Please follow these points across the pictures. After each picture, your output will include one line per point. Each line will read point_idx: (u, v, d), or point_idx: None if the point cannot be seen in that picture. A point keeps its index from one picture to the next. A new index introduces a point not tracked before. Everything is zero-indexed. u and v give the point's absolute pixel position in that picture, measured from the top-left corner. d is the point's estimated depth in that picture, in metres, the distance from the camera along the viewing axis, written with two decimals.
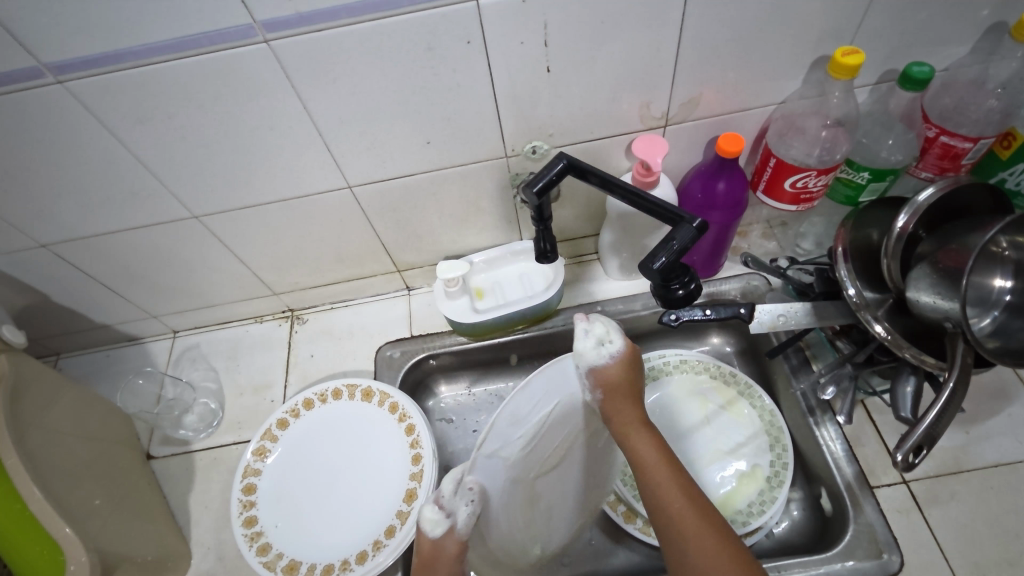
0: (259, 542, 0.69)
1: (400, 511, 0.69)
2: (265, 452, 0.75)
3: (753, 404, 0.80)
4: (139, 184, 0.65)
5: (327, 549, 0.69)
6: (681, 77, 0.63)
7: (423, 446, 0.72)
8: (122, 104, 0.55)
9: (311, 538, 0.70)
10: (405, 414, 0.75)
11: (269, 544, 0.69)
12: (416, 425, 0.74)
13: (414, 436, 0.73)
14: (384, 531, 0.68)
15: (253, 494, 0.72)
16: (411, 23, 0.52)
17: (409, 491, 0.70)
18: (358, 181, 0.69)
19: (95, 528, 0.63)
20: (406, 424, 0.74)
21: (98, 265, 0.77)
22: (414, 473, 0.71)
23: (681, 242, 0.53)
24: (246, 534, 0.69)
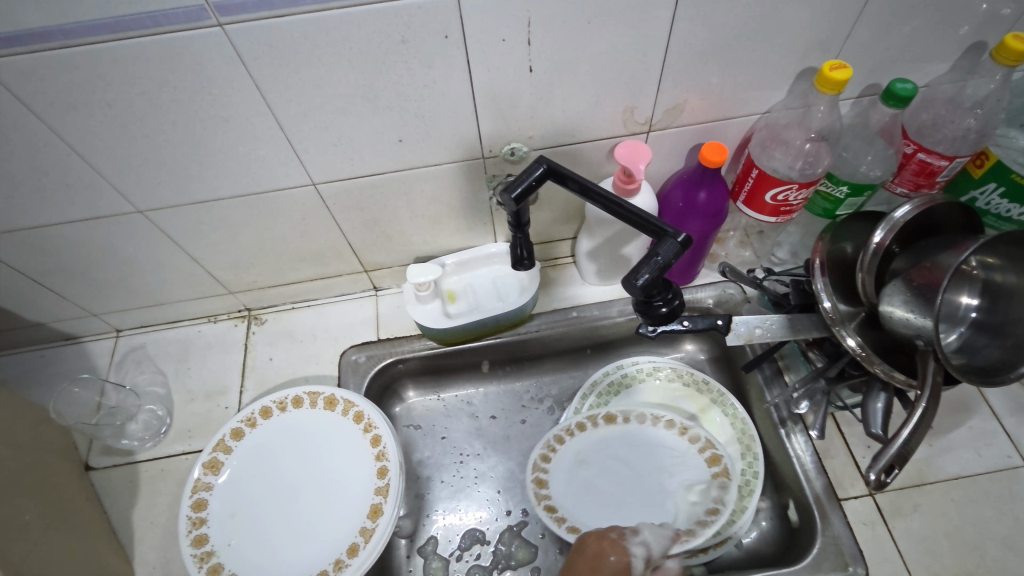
0: (210, 562, 0.64)
1: (364, 528, 0.66)
2: (217, 465, 0.70)
3: (726, 412, 0.79)
4: (75, 175, 0.58)
5: (286, 569, 0.65)
6: (667, 83, 0.61)
7: (390, 459, 0.69)
8: (51, 87, 0.49)
9: (268, 558, 0.65)
10: (371, 424, 0.71)
11: (221, 565, 0.64)
12: (382, 437, 0.70)
13: (380, 448, 0.70)
14: (347, 550, 0.65)
15: (203, 511, 0.67)
16: (383, 14, 0.47)
17: (374, 506, 0.66)
18: (323, 178, 0.64)
19: (21, 554, 0.57)
20: (371, 435, 0.71)
21: (28, 260, 0.70)
22: (379, 487, 0.67)
23: (665, 257, 0.51)
24: (196, 555, 0.64)
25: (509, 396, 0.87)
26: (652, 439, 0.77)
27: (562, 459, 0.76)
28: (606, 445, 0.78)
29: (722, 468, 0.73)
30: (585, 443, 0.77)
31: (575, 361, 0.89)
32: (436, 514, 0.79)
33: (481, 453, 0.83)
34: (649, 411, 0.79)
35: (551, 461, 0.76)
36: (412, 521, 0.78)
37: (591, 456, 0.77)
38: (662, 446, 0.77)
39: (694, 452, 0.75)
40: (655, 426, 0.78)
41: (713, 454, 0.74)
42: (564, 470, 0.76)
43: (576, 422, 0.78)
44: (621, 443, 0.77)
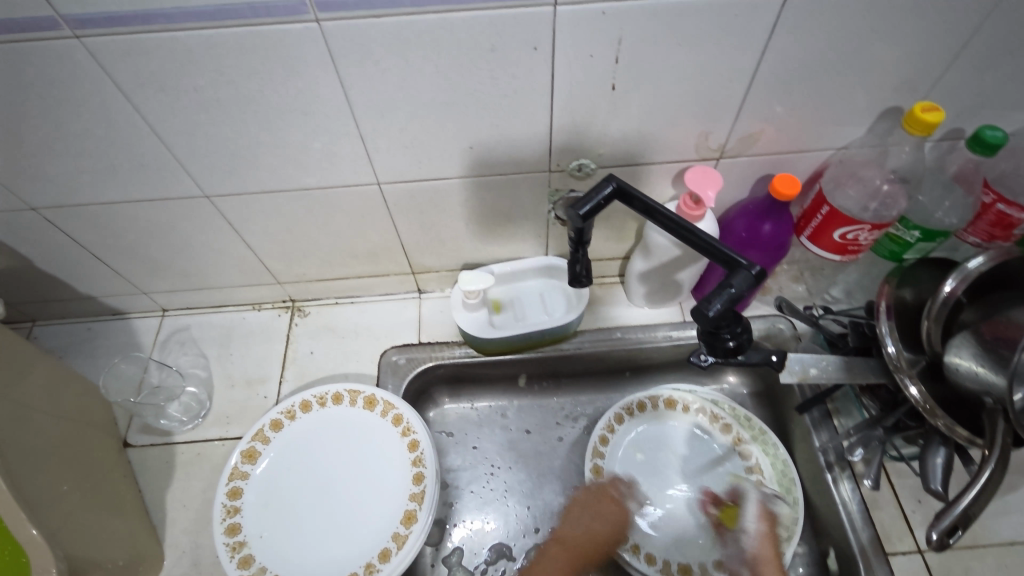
0: (241, 553, 0.64)
1: (396, 534, 0.65)
2: (254, 455, 0.70)
3: (767, 451, 0.77)
4: (151, 156, 0.59)
5: (316, 567, 0.64)
6: (746, 111, 0.60)
7: (427, 466, 0.68)
8: (143, 69, 0.49)
9: (297, 554, 0.65)
10: (410, 428, 0.70)
11: (251, 557, 0.64)
12: (421, 442, 0.70)
13: (417, 453, 0.69)
14: (378, 554, 0.64)
15: (238, 499, 0.67)
16: (477, 20, 0.47)
17: (408, 512, 0.66)
18: (388, 179, 0.65)
19: (64, 527, 0.57)
20: (410, 439, 0.70)
21: (91, 235, 0.71)
22: (415, 492, 0.67)
23: (738, 288, 0.50)
24: (228, 544, 0.64)
25: (544, 412, 0.86)
26: (707, 447, 0.80)
27: (617, 442, 0.80)
28: (660, 441, 0.81)
29: (763, 499, 0.75)
30: (638, 431, 0.81)
31: (614, 382, 0.88)
32: (462, 527, 0.78)
33: (512, 466, 0.82)
34: (710, 419, 0.81)
35: (606, 446, 0.79)
36: (439, 529, 0.77)
37: (642, 444, 0.80)
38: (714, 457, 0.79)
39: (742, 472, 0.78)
40: (711, 435, 0.80)
41: (758, 481, 0.76)
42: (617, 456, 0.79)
43: (637, 402, 0.82)
44: (678, 442, 0.80)
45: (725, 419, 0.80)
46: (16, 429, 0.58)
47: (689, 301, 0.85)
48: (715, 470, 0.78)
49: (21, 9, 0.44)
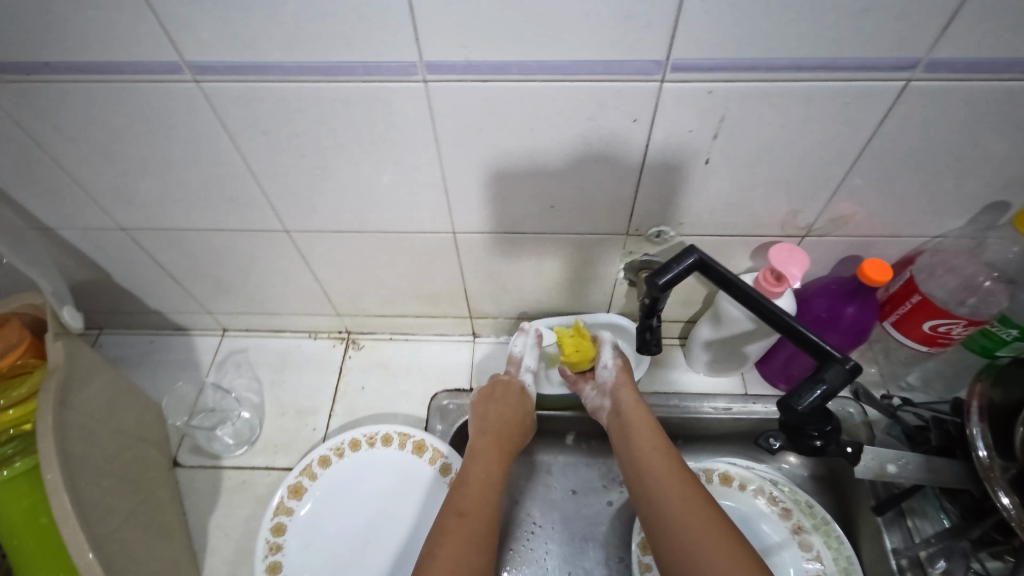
0: None
1: None
2: (300, 491, 0.69)
3: (828, 544, 0.72)
4: (243, 192, 0.61)
5: None
6: (840, 194, 0.58)
7: None
8: (252, 114, 0.51)
9: None
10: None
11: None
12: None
13: None
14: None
15: (281, 536, 0.66)
16: (581, 91, 0.47)
17: None
18: (464, 228, 0.65)
19: (119, 551, 0.58)
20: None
21: (170, 256, 0.73)
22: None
23: (830, 386, 0.47)
24: None
25: (590, 473, 0.83)
26: (763, 530, 0.76)
27: None
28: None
29: None
30: None
31: None
32: None
33: (554, 527, 0.79)
34: (767, 500, 0.77)
35: None
36: None
37: None
38: (770, 543, 0.75)
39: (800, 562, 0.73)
40: (768, 518, 0.76)
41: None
42: None
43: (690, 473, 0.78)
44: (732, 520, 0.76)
45: (785, 502, 0.76)
46: (85, 447, 0.59)
47: (752, 372, 0.82)
48: (772, 557, 0.74)
49: (150, 54, 0.46)
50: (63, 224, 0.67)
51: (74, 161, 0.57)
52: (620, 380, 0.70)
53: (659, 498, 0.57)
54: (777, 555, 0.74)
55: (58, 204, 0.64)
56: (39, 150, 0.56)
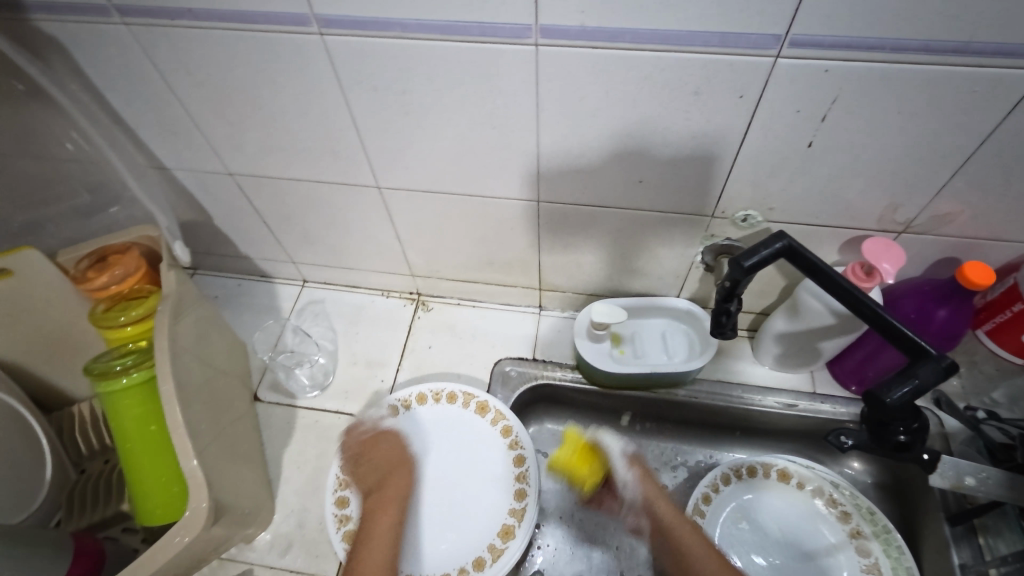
0: (346, 528, 0.67)
1: (492, 546, 0.67)
2: (369, 436, 0.73)
3: (888, 552, 0.70)
4: (345, 146, 0.64)
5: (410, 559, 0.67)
6: (948, 189, 0.55)
7: (530, 484, 0.70)
8: (366, 69, 0.54)
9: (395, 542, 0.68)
10: (518, 444, 0.72)
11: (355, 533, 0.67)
12: (527, 459, 0.71)
13: (522, 469, 0.71)
14: (473, 562, 0.66)
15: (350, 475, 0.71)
16: (692, 63, 0.47)
17: (506, 527, 0.68)
18: (548, 197, 0.66)
19: (215, 467, 0.63)
20: (516, 454, 0.72)
21: (267, 204, 0.77)
22: (516, 509, 0.69)
23: (923, 382, 0.46)
24: (337, 515, 0.68)
25: (643, 454, 0.84)
26: (818, 531, 0.75)
27: (721, 502, 0.77)
28: (766, 513, 0.76)
29: None
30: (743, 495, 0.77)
31: (721, 439, 0.83)
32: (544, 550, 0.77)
33: (604, 502, 0.80)
34: (825, 502, 0.76)
35: (709, 504, 0.76)
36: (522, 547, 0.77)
37: (746, 512, 0.76)
38: (825, 544, 0.74)
39: (855, 567, 0.71)
40: (825, 519, 0.75)
41: None
42: (718, 516, 0.76)
43: (748, 465, 0.78)
44: (786, 517, 0.76)
45: (845, 506, 0.75)
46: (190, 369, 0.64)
47: (822, 371, 0.80)
48: (825, 558, 0.73)
49: (284, 6, 0.49)
50: (178, 165, 0.73)
51: (198, 105, 0.62)
52: (645, 487, 0.73)
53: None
54: (831, 557, 0.73)
55: (177, 145, 0.69)
56: (170, 92, 0.61)
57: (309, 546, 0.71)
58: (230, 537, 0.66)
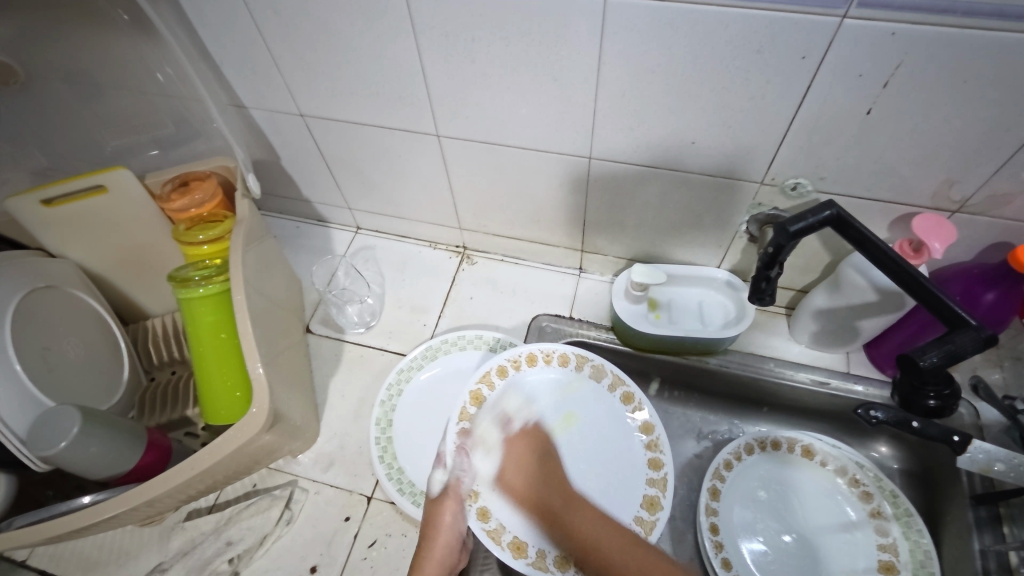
0: (478, 504, 0.63)
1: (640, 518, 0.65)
2: (480, 399, 0.68)
3: (907, 535, 0.71)
4: (410, 90, 0.67)
5: (555, 538, 0.63)
6: (1008, 169, 0.55)
7: (663, 452, 0.69)
8: (440, 14, 0.56)
9: (534, 521, 0.64)
10: (638, 408, 0.72)
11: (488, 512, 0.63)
12: (655, 427, 0.70)
13: (652, 437, 0.70)
14: None
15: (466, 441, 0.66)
16: (757, 21, 0.48)
17: (650, 498, 0.66)
18: (600, 155, 0.68)
19: (276, 380, 0.69)
20: (641, 420, 0.71)
21: (332, 147, 0.82)
22: (655, 478, 0.67)
23: (959, 348, 0.46)
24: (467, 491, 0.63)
25: (668, 420, 0.86)
26: (837, 508, 0.75)
27: (741, 471, 0.78)
28: (786, 485, 0.78)
29: None
30: (764, 467, 0.78)
31: (748, 413, 0.85)
32: None
33: None
34: (847, 481, 0.76)
35: (730, 470, 0.77)
36: None
37: (766, 483, 0.78)
38: (843, 522, 0.74)
39: (872, 546, 0.72)
40: (846, 498, 0.76)
41: (888, 563, 0.70)
42: (736, 483, 0.77)
43: (772, 439, 0.79)
44: (803, 490, 0.77)
45: (867, 485, 0.75)
46: (259, 290, 0.71)
47: (857, 353, 0.80)
48: (842, 534, 0.73)
49: None
50: (256, 104, 0.78)
51: (278, 44, 0.66)
52: (512, 454, 0.65)
53: (588, 537, 0.59)
54: (849, 533, 0.73)
55: (257, 84, 0.74)
56: (255, 30, 0.65)
57: (348, 466, 0.76)
58: (280, 447, 0.72)
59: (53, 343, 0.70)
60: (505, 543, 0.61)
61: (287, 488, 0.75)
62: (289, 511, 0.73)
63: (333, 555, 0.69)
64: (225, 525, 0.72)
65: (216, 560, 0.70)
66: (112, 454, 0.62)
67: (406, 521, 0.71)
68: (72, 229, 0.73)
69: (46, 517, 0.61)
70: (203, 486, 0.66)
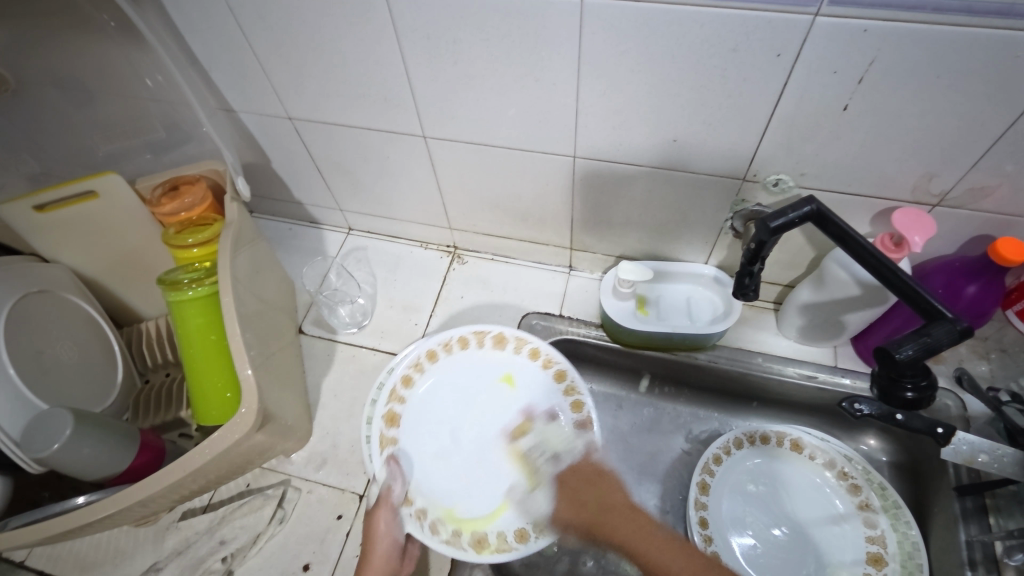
0: (427, 520, 0.64)
1: None
2: (395, 418, 0.70)
3: (895, 527, 0.71)
4: (395, 92, 0.68)
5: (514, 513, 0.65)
6: (986, 162, 0.55)
7: (584, 394, 0.70)
8: (420, 17, 0.57)
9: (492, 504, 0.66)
10: (574, 389, 0.71)
11: (440, 526, 0.64)
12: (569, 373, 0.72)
13: (569, 385, 0.71)
14: None
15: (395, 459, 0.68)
16: (731, 20, 0.49)
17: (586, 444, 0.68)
18: (585, 154, 0.69)
19: (267, 381, 0.70)
20: (574, 399, 0.70)
21: (321, 149, 0.83)
22: (582, 421, 0.69)
23: (935, 341, 0.46)
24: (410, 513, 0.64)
25: (659, 416, 0.86)
26: (826, 501, 0.76)
27: (730, 465, 0.78)
28: (775, 479, 0.78)
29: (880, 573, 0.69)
30: (753, 462, 0.79)
31: (738, 408, 0.86)
32: None
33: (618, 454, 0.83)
34: (835, 474, 0.77)
35: (719, 465, 0.78)
36: None
37: (755, 477, 0.78)
38: (832, 515, 0.75)
39: (861, 539, 0.72)
40: (835, 491, 0.76)
41: (876, 555, 0.70)
42: (725, 478, 0.77)
43: (761, 433, 0.80)
44: (792, 484, 0.78)
45: (855, 478, 0.75)
46: (250, 292, 0.72)
47: (845, 347, 0.81)
48: (830, 527, 0.74)
49: None
50: (244, 108, 0.79)
51: (264, 49, 0.67)
52: (569, 475, 0.65)
53: (635, 546, 0.56)
54: (837, 526, 0.74)
55: (245, 88, 0.75)
56: (241, 35, 0.66)
57: (341, 465, 0.77)
58: (273, 446, 0.72)
59: (46, 346, 0.71)
60: (466, 542, 0.63)
61: (280, 487, 0.75)
62: (282, 510, 0.73)
63: (326, 553, 0.70)
64: (218, 524, 0.73)
65: (210, 559, 0.71)
66: (105, 455, 0.63)
67: None
68: (65, 234, 0.74)
69: (40, 517, 0.62)
70: (196, 486, 0.67)
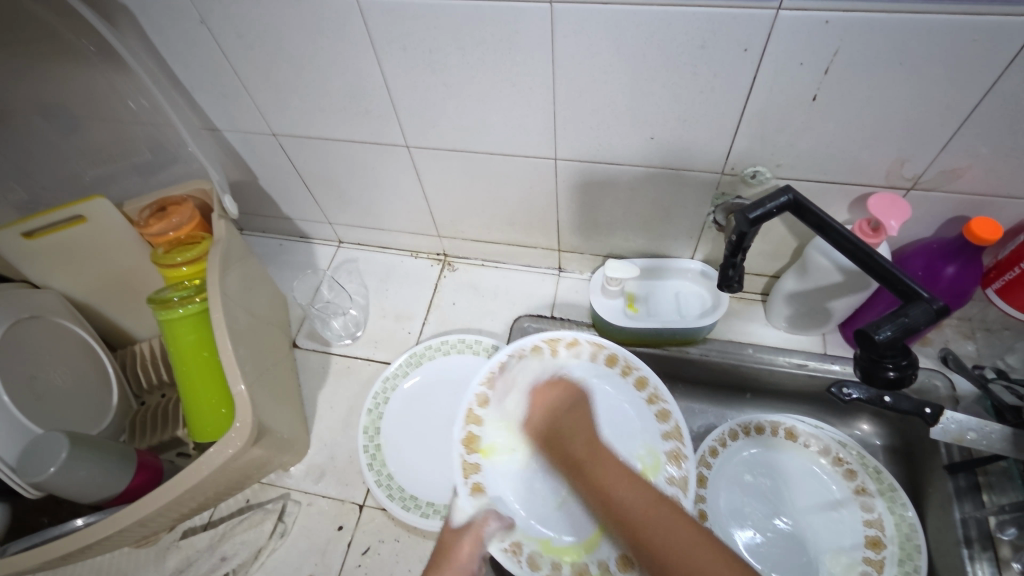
0: (524, 555, 0.64)
1: (672, 476, 0.67)
2: (474, 441, 0.69)
3: (892, 510, 0.72)
4: (376, 103, 0.69)
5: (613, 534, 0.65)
6: (955, 144, 0.57)
7: (668, 402, 0.71)
8: (394, 28, 0.58)
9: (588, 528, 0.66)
10: (658, 397, 0.71)
11: (537, 559, 0.64)
12: (649, 380, 0.72)
13: (651, 391, 0.72)
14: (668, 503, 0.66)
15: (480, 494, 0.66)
16: (698, 18, 0.50)
17: (674, 452, 0.68)
18: (566, 156, 0.70)
19: (262, 396, 0.70)
20: (659, 407, 0.71)
21: (307, 164, 0.83)
22: (670, 431, 0.69)
23: (912, 320, 0.47)
24: (507, 548, 0.64)
25: None
26: (823, 488, 0.76)
27: (726, 457, 0.79)
28: (772, 469, 0.78)
29: (879, 557, 0.70)
30: (750, 453, 0.80)
31: (732, 399, 0.86)
32: None
33: None
34: (831, 461, 0.77)
35: (715, 457, 0.79)
36: None
37: (751, 467, 0.79)
38: (830, 501, 0.75)
39: (859, 523, 0.73)
40: (832, 477, 0.77)
41: (875, 539, 0.71)
42: (722, 470, 0.78)
43: (756, 424, 0.80)
44: (789, 473, 0.78)
45: (851, 463, 0.76)
46: (242, 309, 0.73)
47: (834, 334, 0.81)
48: (828, 513, 0.74)
49: None
50: (229, 126, 0.80)
51: (245, 67, 0.68)
52: (541, 402, 0.68)
53: (608, 488, 0.56)
54: (835, 512, 0.74)
55: (228, 107, 0.76)
56: (222, 56, 0.67)
57: (340, 477, 0.77)
58: (271, 461, 0.73)
59: (40, 371, 0.72)
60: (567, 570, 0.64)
61: (280, 501, 0.76)
62: (283, 524, 0.74)
63: (328, 564, 0.70)
64: (219, 542, 0.73)
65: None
66: (103, 477, 0.64)
67: (397, 526, 0.72)
68: (55, 259, 0.74)
69: (40, 541, 0.62)
70: (195, 504, 0.67)
